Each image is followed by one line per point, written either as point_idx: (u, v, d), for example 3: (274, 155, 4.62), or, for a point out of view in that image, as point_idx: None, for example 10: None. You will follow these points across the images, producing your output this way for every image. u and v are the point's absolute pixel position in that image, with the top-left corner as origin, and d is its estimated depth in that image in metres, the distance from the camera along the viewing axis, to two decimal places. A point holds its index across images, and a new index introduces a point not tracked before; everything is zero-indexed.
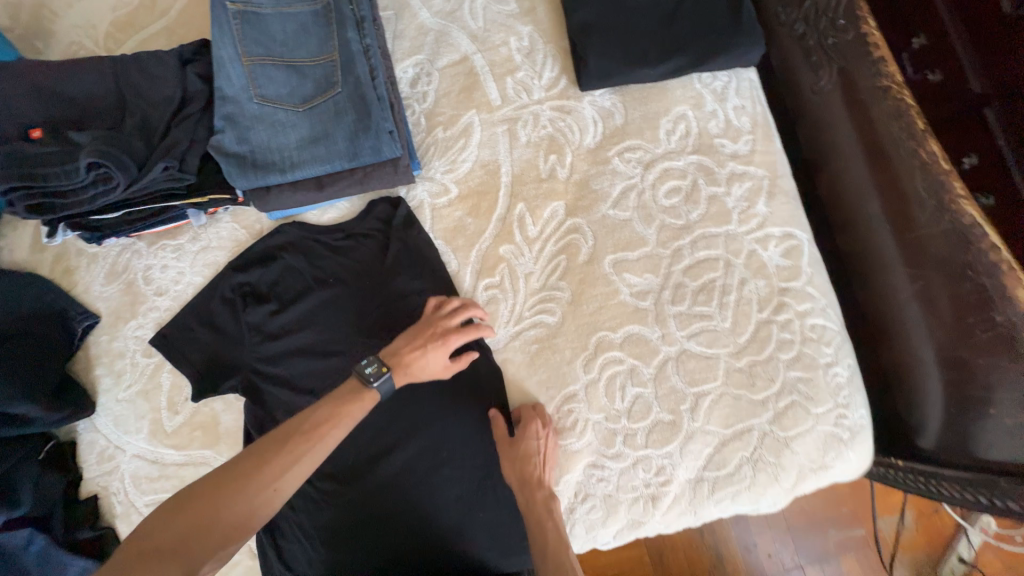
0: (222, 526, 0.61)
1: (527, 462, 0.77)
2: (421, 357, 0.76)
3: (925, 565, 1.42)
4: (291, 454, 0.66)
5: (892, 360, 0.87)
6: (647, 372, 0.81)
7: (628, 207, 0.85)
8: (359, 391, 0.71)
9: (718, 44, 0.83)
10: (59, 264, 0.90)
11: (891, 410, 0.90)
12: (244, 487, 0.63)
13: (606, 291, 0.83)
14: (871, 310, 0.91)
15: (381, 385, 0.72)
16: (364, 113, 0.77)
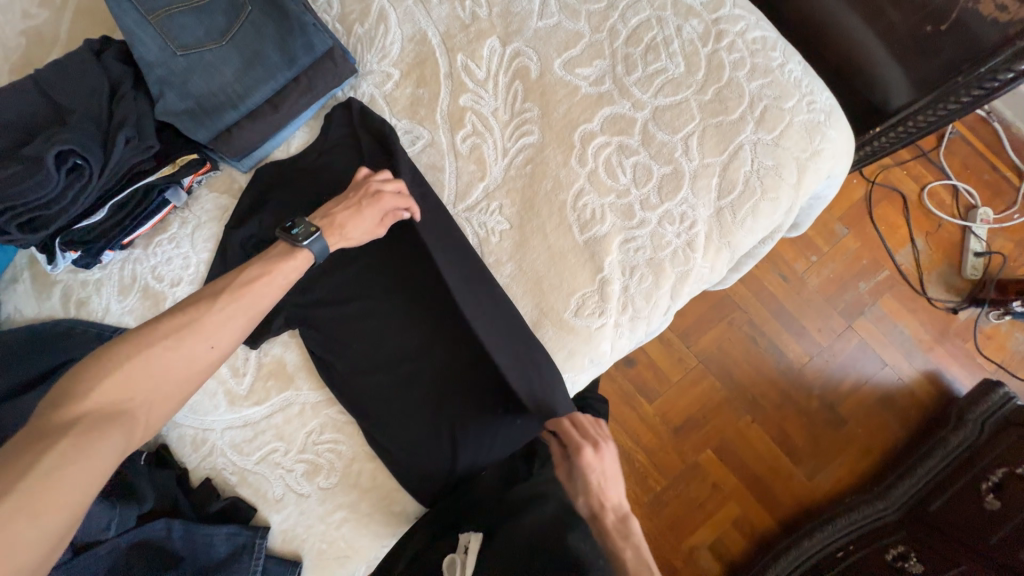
0: (168, 377, 0.59)
1: (585, 488, 0.75)
2: (355, 217, 0.78)
3: (952, 274, 1.55)
4: (227, 310, 0.64)
5: (834, 51, 1.01)
6: (634, 141, 0.86)
7: (553, 12, 0.89)
8: (297, 246, 0.73)
9: None
10: (71, 302, 0.91)
11: (856, 96, 1.03)
12: (185, 337, 0.60)
13: (568, 92, 0.88)
14: (798, 26, 1.05)
15: (314, 243, 0.73)
16: (283, 16, 0.80)
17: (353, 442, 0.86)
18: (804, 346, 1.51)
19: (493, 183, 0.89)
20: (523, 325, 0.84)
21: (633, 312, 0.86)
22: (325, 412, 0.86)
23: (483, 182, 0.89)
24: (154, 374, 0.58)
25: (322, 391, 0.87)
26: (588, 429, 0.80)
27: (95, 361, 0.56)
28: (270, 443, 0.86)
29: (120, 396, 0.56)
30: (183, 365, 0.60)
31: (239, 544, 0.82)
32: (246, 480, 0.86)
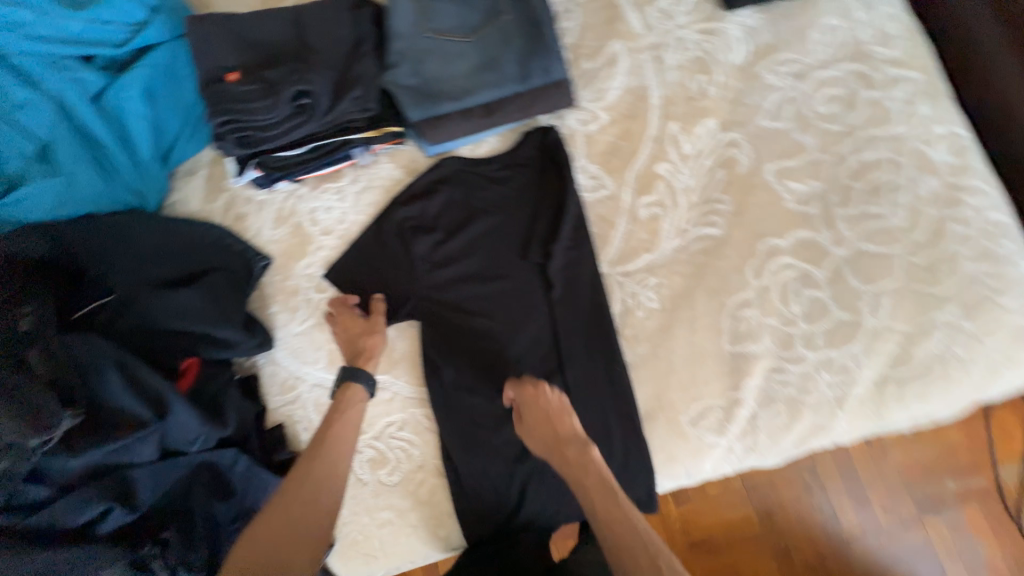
0: (295, 529, 0.64)
1: (546, 419, 0.73)
2: (355, 331, 0.83)
3: None
4: (310, 474, 0.68)
5: None
6: (821, 275, 0.81)
7: (785, 117, 0.86)
8: (342, 391, 0.77)
9: None
10: (231, 212, 0.95)
11: None
12: (302, 486, 0.67)
13: (770, 199, 0.84)
14: None
15: (343, 378, 0.77)
16: (535, 36, 0.81)
17: (425, 450, 0.83)
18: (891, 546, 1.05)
19: (658, 258, 0.85)
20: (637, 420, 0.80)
21: (751, 444, 0.79)
22: (411, 410, 0.85)
23: (649, 254, 0.85)
24: (277, 524, 0.63)
25: (416, 389, 0.85)
26: (536, 385, 0.76)
27: (248, 532, 0.63)
28: None
29: (252, 559, 0.60)
30: (291, 521, 0.64)
31: None
32: None
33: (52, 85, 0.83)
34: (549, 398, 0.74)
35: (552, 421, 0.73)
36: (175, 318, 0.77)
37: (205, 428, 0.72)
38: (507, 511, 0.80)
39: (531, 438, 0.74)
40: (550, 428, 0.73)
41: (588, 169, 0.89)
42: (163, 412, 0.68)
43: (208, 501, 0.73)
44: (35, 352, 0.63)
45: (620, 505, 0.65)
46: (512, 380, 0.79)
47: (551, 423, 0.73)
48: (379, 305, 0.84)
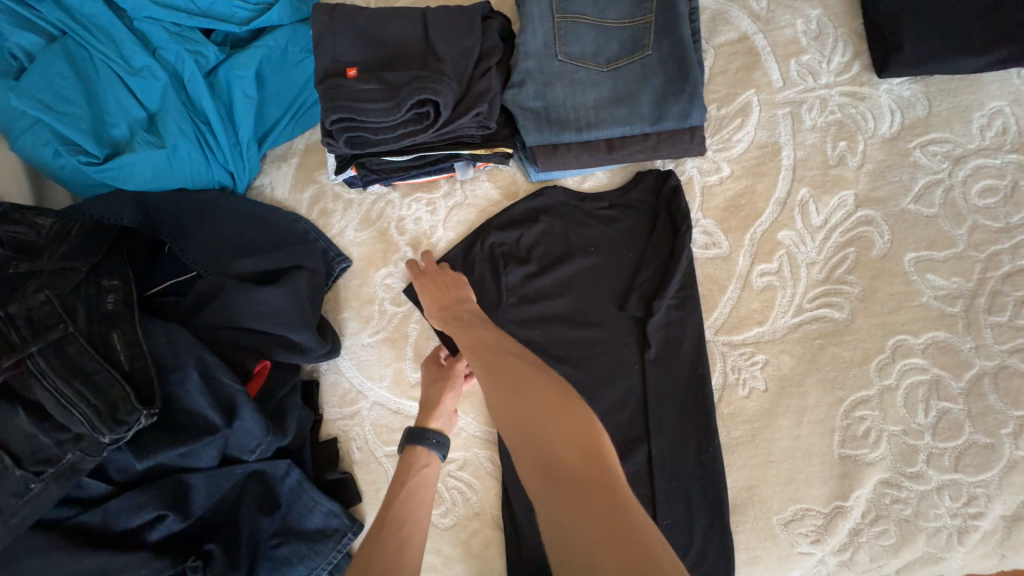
0: None
1: (434, 279, 0.78)
2: (430, 387, 0.74)
3: None
4: (373, 563, 0.54)
5: None
6: (956, 386, 0.72)
7: (934, 203, 0.78)
8: (408, 451, 0.69)
9: None
10: (316, 206, 0.90)
11: None
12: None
13: (905, 291, 0.76)
14: None
15: (408, 438, 0.70)
16: (678, 76, 0.75)
17: (485, 496, 0.78)
18: None
19: (768, 334, 0.77)
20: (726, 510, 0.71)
21: (850, 562, 0.70)
22: (474, 451, 0.79)
23: (759, 327, 0.78)
24: None
25: (484, 428, 0.79)
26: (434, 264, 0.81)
27: None
28: None
29: None
30: None
31: (332, 528, 0.72)
32: (367, 465, 0.79)
33: (170, 57, 0.81)
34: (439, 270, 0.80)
35: (447, 288, 0.76)
36: (254, 317, 0.72)
37: (266, 438, 0.66)
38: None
39: (427, 310, 0.77)
40: (444, 293, 0.76)
41: (701, 224, 0.83)
42: (232, 417, 0.64)
43: (255, 515, 0.68)
44: (119, 337, 0.62)
45: (505, 349, 0.61)
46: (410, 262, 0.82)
47: (444, 289, 0.76)
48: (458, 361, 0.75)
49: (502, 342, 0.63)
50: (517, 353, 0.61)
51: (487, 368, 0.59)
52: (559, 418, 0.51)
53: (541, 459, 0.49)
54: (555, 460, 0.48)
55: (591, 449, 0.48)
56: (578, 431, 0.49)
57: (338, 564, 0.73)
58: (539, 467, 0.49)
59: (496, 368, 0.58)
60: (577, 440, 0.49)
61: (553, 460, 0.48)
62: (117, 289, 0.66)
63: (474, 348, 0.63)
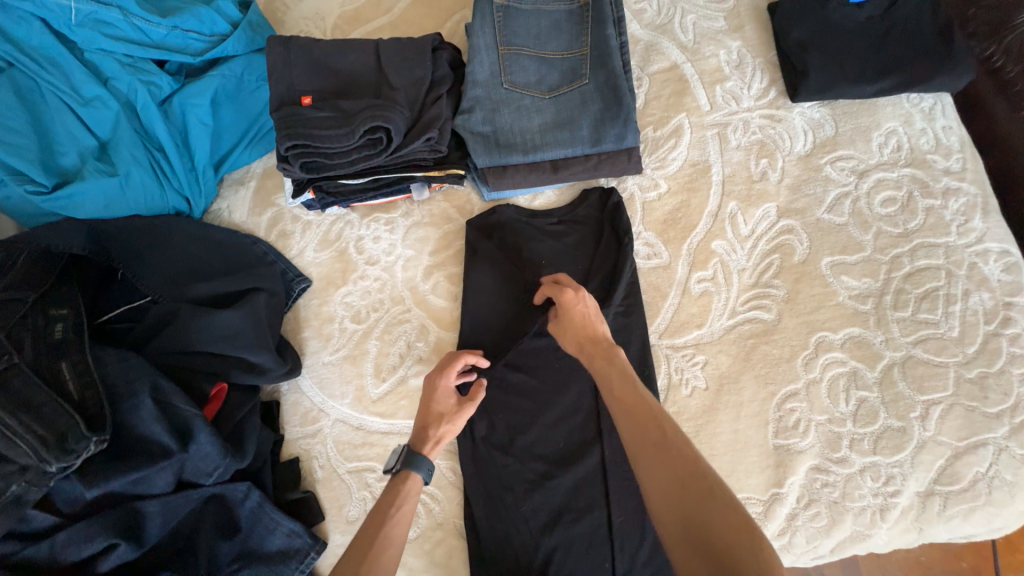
0: None
1: (584, 321, 0.68)
2: (437, 407, 0.70)
3: None
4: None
5: None
6: (871, 376, 0.80)
7: (844, 213, 0.87)
8: (400, 476, 0.66)
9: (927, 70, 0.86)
10: (275, 228, 0.92)
11: None
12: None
13: (824, 291, 0.84)
14: None
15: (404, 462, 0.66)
16: (613, 103, 0.82)
17: (448, 505, 0.80)
18: None
19: (706, 335, 0.84)
20: None
21: (788, 545, 0.76)
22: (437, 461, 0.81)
23: (698, 330, 0.84)
24: None
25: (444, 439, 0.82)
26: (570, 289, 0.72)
27: None
28: (370, 460, 0.81)
29: None
30: None
31: (294, 547, 0.73)
32: (329, 483, 0.80)
33: (122, 87, 0.83)
34: (580, 304, 0.69)
35: (590, 326, 0.68)
36: (210, 340, 0.72)
37: (224, 460, 0.67)
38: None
39: (565, 341, 0.70)
40: (586, 330, 0.68)
41: (643, 236, 0.89)
42: (187, 441, 0.64)
43: (213, 540, 0.68)
44: (67, 367, 0.62)
45: (665, 432, 0.54)
46: (546, 282, 0.75)
47: (579, 324, 0.68)
48: (475, 393, 0.70)
49: (662, 416, 0.56)
50: (684, 441, 0.53)
51: (647, 448, 0.54)
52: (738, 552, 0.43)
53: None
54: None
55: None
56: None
57: None
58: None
59: (650, 439, 0.54)
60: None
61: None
62: (66, 319, 0.66)
63: (630, 408, 0.58)
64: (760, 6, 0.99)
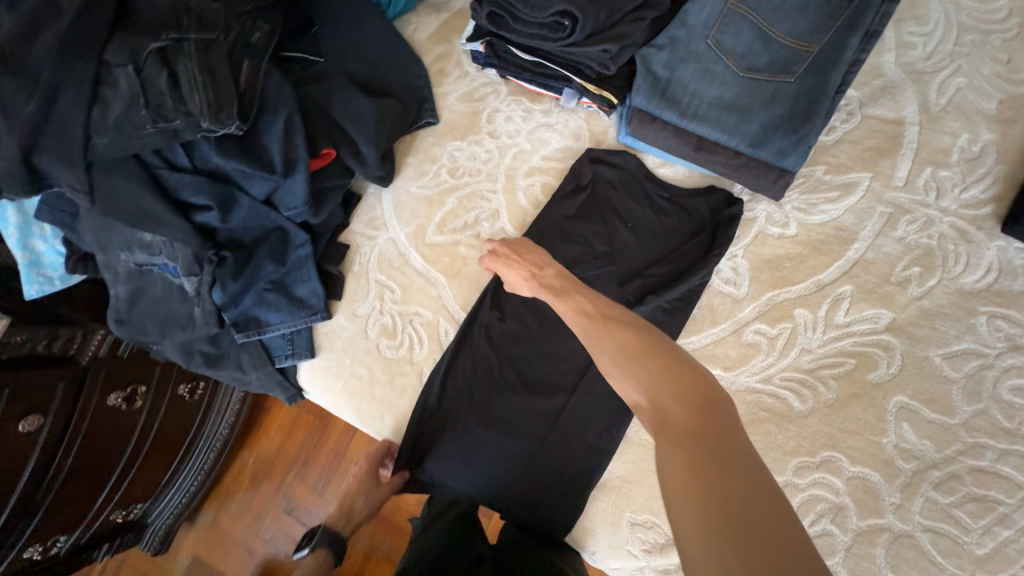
0: None
1: (530, 261, 0.80)
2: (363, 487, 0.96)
3: None
4: None
5: None
6: (854, 523, 0.73)
7: (960, 369, 0.74)
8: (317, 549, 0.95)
9: None
10: (438, 62, 0.99)
11: None
12: None
13: (872, 422, 0.76)
14: None
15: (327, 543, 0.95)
16: (799, 117, 0.75)
17: (426, 353, 0.89)
18: None
19: (726, 380, 0.81)
20: (590, 477, 0.81)
21: None
22: (439, 318, 0.90)
23: (721, 371, 0.81)
24: None
25: (455, 306, 0.90)
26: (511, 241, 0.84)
27: None
28: (395, 283, 0.92)
29: None
30: None
31: (308, 303, 0.89)
32: (358, 278, 0.93)
33: None
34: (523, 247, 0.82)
35: (536, 265, 0.79)
36: (343, 113, 0.84)
37: (302, 207, 0.81)
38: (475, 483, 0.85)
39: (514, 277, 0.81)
40: (532, 266, 0.79)
41: (735, 260, 0.84)
42: (289, 173, 0.78)
43: (264, 257, 0.84)
44: (248, 63, 0.74)
45: (617, 314, 0.68)
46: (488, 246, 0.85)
47: (527, 257, 0.81)
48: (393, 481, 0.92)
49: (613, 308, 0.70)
50: (627, 317, 0.67)
51: (596, 324, 0.68)
52: (683, 389, 0.55)
53: (659, 420, 0.54)
54: (668, 417, 0.53)
55: (710, 410, 0.53)
56: (697, 395, 0.54)
57: (299, 330, 0.91)
58: (656, 402, 0.56)
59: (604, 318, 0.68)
60: (696, 393, 0.54)
61: (665, 416, 0.54)
62: (263, 32, 0.79)
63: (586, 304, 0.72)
64: None
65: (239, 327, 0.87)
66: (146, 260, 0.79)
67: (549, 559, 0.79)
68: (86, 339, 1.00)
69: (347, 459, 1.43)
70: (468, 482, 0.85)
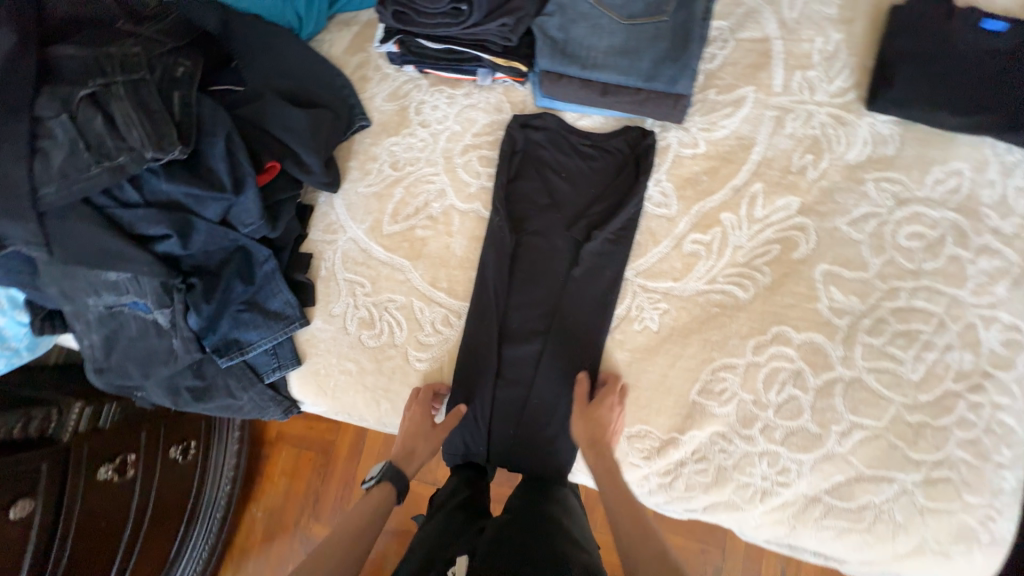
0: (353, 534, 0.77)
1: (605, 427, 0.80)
2: (417, 433, 0.86)
3: None
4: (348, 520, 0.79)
5: None
6: (812, 381, 0.82)
7: (864, 230, 0.86)
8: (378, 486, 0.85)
9: (1018, 121, 0.82)
10: (359, 70, 1.06)
11: None
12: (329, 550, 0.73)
13: (806, 293, 0.86)
14: None
15: (393, 476, 0.85)
16: (680, 47, 0.87)
17: (407, 333, 0.94)
18: None
19: (680, 289, 0.90)
20: (579, 404, 0.87)
21: (667, 484, 0.84)
22: (412, 299, 0.95)
23: (673, 283, 0.90)
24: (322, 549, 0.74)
25: (425, 286, 0.95)
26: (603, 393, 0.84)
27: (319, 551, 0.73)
28: (364, 278, 0.97)
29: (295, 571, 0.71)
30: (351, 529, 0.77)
31: (285, 314, 0.92)
32: (328, 282, 0.97)
33: None
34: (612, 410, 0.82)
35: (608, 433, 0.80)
36: (278, 127, 0.89)
37: (259, 222, 0.85)
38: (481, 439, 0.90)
39: (581, 432, 0.81)
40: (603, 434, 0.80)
41: (662, 185, 0.93)
42: (240, 190, 0.82)
43: (233, 277, 0.88)
44: (178, 94, 0.78)
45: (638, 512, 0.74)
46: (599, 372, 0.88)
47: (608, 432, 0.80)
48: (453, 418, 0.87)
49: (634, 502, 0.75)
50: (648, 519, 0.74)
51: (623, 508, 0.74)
52: None
53: None
54: None
55: None
56: None
57: (281, 343, 0.94)
58: None
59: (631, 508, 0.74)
60: None
61: None
62: (186, 66, 0.82)
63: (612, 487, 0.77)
64: (884, 5, 0.94)
65: (221, 351, 0.89)
66: (115, 301, 0.82)
67: (543, 506, 0.79)
68: (62, 417, 0.98)
69: (355, 486, 1.44)
70: (477, 439, 0.91)
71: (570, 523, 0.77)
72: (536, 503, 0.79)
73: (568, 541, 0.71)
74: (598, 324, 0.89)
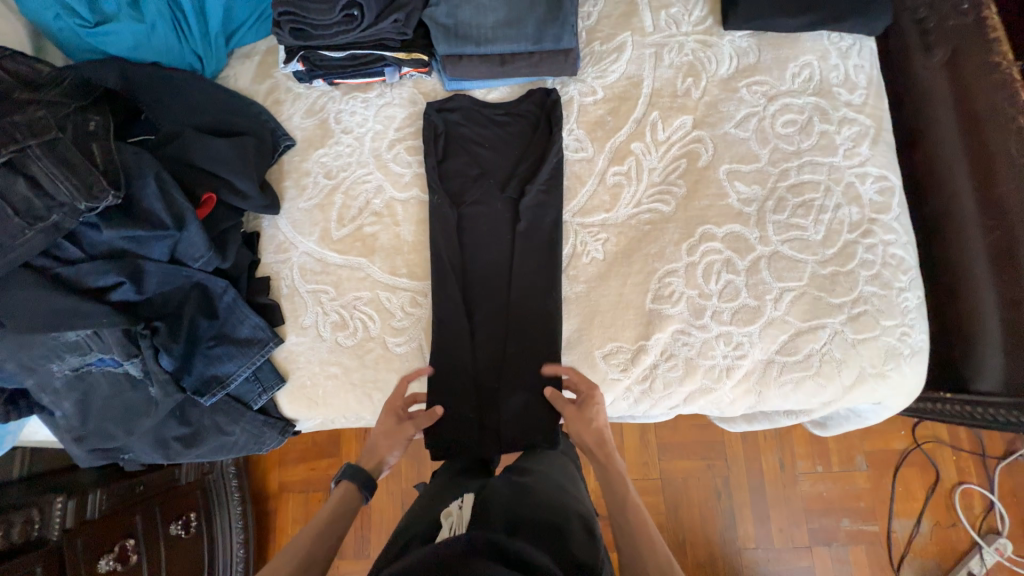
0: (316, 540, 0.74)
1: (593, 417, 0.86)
2: (390, 429, 0.89)
3: (926, 537, 1.36)
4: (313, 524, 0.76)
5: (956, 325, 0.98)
6: (741, 264, 0.94)
7: (748, 129, 1.00)
8: (343, 488, 0.82)
9: (839, 12, 0.99)
10: (271, 96, 1.10)
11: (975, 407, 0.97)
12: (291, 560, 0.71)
13: (716, 193, 0.98)
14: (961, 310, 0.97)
15: (355, 476, 0.83)
16: (556, 9, 0.99)
17: (380, 324, 0.98)
18: (754, 557, 1.37)
19: (614, 219, 1.00)
20: (553, 341, 0.95)
21: (648, 389, 0.93)
22: (377, 292, 0.99)
23: (606, 214, 1.00)
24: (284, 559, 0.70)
25: (386, 277, 1.00)
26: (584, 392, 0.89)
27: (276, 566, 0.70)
28: (326, 285, 1.00)
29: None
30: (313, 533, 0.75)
31: (257, 338, 0.93)
32: (291, 297, 1.00)
33: None
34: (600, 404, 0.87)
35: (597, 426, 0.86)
36: (206, 159, 0.92)
37: (207, 253, 0.86)
38: (473, 404, 0.95)
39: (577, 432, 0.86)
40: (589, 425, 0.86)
41: (575, 133, 1.03)
42: (181, 226, 0.83)
43: (195, 314, 0.89)
44: (97, 146, 0.80)
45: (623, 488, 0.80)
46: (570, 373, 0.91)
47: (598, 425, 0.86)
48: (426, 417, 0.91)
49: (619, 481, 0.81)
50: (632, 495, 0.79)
51: (610, 487, 0.80)
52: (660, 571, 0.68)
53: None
54: None
55: None
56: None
57: (261, 367, 0.95)
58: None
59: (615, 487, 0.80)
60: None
61: None
62: (99, 120, 0.83)
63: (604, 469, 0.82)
64: None
65: (202, 391, 0.90)
66: (80, 362, 0.83)
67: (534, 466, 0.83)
68: (46, 514, 0.93)
69: None
70: (469, 403, 0.95)
71: (571, 487, 0.79)
72: (528, 466, 0.83)
73: (562, 492, 0.75)
74: (551, 271, 0.97)
